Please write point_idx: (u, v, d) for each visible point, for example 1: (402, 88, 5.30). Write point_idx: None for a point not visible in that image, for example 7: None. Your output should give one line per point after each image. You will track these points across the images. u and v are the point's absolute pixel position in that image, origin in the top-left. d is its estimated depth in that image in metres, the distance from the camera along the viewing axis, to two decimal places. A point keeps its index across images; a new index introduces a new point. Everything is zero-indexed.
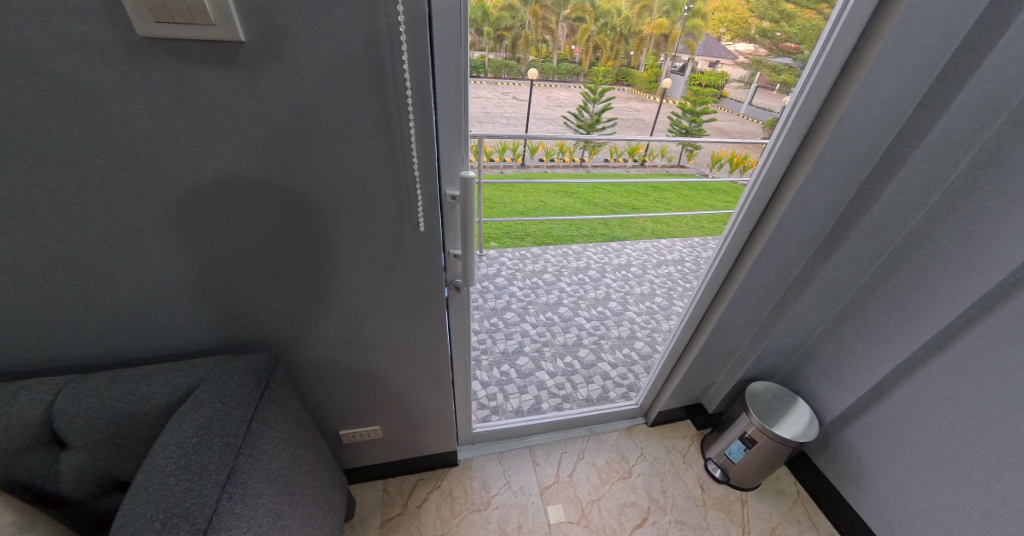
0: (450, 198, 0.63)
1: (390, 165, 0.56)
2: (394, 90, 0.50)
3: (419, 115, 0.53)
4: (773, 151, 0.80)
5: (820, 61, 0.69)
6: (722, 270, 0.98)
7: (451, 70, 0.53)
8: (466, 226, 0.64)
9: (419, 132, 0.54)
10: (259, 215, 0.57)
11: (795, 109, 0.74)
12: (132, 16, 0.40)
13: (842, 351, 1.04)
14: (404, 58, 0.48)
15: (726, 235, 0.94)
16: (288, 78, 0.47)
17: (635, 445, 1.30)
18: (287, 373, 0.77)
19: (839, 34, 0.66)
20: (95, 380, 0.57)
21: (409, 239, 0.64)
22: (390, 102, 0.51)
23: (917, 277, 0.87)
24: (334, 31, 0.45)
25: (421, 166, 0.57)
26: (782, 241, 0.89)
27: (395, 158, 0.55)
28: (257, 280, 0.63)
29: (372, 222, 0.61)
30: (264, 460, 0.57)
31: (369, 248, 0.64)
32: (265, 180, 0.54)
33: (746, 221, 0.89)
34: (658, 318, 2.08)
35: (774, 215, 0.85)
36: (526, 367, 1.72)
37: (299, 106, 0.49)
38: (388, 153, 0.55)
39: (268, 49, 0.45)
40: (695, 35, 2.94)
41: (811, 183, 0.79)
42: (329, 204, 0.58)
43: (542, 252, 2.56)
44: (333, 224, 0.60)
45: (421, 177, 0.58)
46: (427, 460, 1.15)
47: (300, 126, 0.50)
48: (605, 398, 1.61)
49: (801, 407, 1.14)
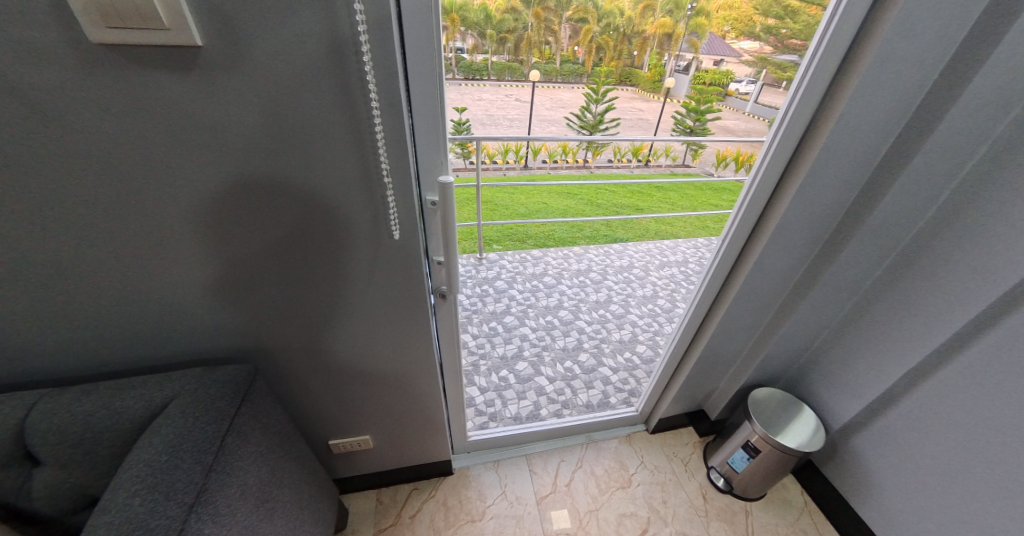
0: (431, 204, 0.62)
1: (364, 170, 0.54)
2: (363, 93, 0.48)
3: (391, 120, 0.51)
4: (771, 149, 0.77)
5: (818, 55, 0.66)
6: (721, 272, 0.94)
7: (425, 76, 0.51)
8: (448, 232, 0.63)
9: (390, 137, 0.52)
10: (231, 223, 0.55)
11: (792, 106, 0.71)
12: (84, 24, 0.39)
13: (847, 357, 1.00)
14: (370, 61, 0.46)
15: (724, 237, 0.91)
16: (249, 82, 0.45)
17: (635, 453, 1.27)
18: (271, 384, 0.75)
19: (838, 27, 0.63)
20: (69, 394, 0.56)
21: (388, 247, 0.62)
22: (359, 107, 0.49)
23: (924, 281, 0.83)
24: (294, 34, 0.43)
25: (396, 174, 0.55)
26: (780, 246, 0.86)
27: (368, 163, 0.54)
28: (235, 292, 0.61)
29: (349, 230, 0.59)
30: (239, 476, 0.55)
31: (346, 255, 0.62)
32: (234, 184, 0.52)
33: (744, 221, 0.86)
34: (660, 321, 2.05)
35: (774, 216, 0.82)
36: (525, 372, 1.69)
37: (263, 110, 0.47)
38: (361, 158, 0.53)
39: (226, 53, 0.43)
40: (699, 35, 2.97)
41: (811, 182, 0.76)
42: (304, 211, 0.56)
43: (543, 255, 2.54)
44: (309, 231, 0.58)
45: (394, 185, 0.56)
46: (421, 469, 1.12)
47: (266, 130, 0.48)
48: (606, 404, 1.58)
49: (807, 414, 1.10)
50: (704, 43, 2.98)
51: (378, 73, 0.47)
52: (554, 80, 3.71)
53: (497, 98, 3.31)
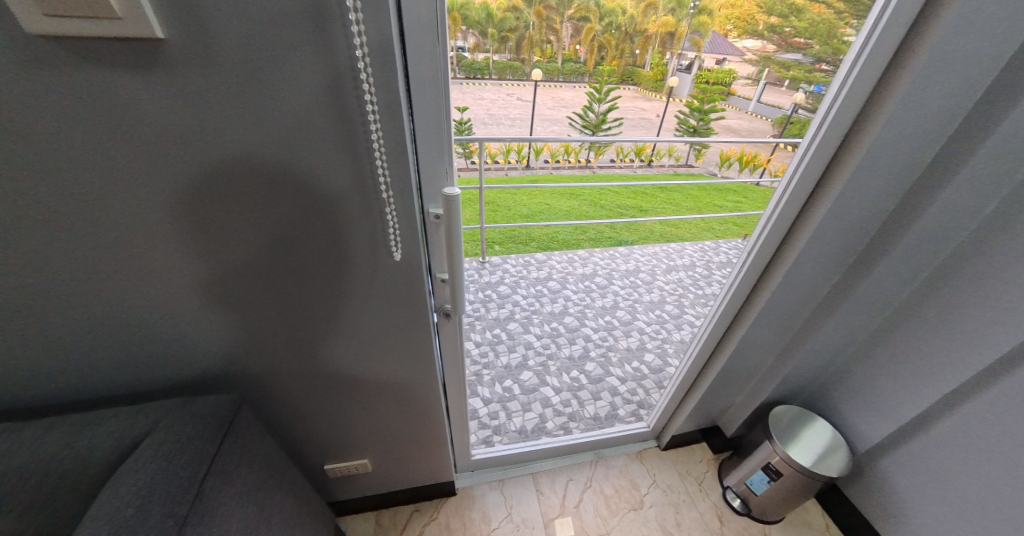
0: (434, 217, 0.57)
1: (360, 182, 0.48)
2: (357, 96, 0.42)
3: (389, 127, 0.45)
4: (804, 155, 0.70)
5: (863, 54, 0.59)
6: (744, 285, 0.88)
7: (427, 76, 0.46)
8: (453, 248, 0.57)
9: (388, 145, 0.46)
10: (212, 239, 0.49)
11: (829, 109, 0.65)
12: (20, 13, 0.33)
13: (875, 376, 0.94)
14: (363, 60, 0.41)
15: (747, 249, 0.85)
16: (225, 83, 0.39)
17: (647, 471, 1.21)
18: (262, 409, 0.70)
19: (888, 23, 0.56)
20: (30, 430, 0.50)
21: (387, 264, 0.57)
22: (353, 112, 0.43)
23: (965, 298, 0.77)
24: (276, 30, 0.37)
25: (395, 185, 0.50)
26: (809, 261, 0.79)
27: (365, 173, 0.48)
28: (217, 315, 0.55)
29: (344, 245, 0.54)
30: (218, 526, 0.49)
31: (342, 273, 0.57)
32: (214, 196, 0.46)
33: (772, 232, 0.80)
34: (668, 328, 1.99)
35: (804, 228, 0.76)
36: (530, 381, 1.63)
37: (244, 115, 0.41)
38: (357, 169, 0.47)
39: (198, 52, 0.37)
40: (701, 32, 2.93)
41: (849, 192, 0.69)
42: (294, 225, 0.51)
43: (547, 258, 2.48)
44: (301, 247, 0.53)
45: (393, 197, 0.51)
46: (423, 490, 1.06)
47: (248, 138, 0.43)
48: (614, 416, 1.52)
49: (818, 428, 1.05)
50: (707, 41, 3.03)
51: (374, 74, 0.42)
52: (558, 80, 3.66)
53: (500, 98, 3.28)
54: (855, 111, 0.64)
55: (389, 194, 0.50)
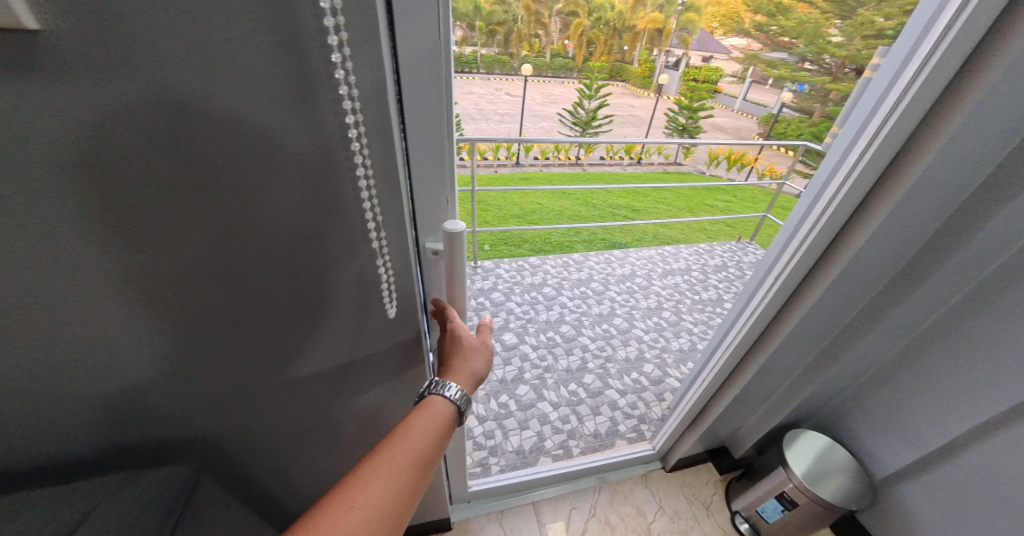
0: (431, 251, 0.50)
1: (345, 220, 0.40)
2: (338, 117, 0.34)
3: (379, 152, 0.37)
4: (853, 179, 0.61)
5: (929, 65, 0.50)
6: (768, 315, 0.80)
7: (426, 91, 0.38)
8: (454, 287, 0.51)
9: (379, 174, 0.38)
10: (141, 304, 0.37)
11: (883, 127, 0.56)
12: None
13: (898, 402, 0.88)
14: (347, 71, 0.31)
15: (771, 274, 0.78)
16: (154, 105, 0.29)
17: (653, 496, 1.15)
18: (225, 474, 0.58)
19: (960, 32, 0.47)
20: None
21: (375, 307, 0.48)
22: (332, 135, 0.34)
23: (1004, 326, 0.71)
24: (224, 29, 0.27)
25: (386, 218, 0.41)
26: (844, 289, 0.72)
27: (347, 208, 0.39)
28: (162, 388, 0.44)
29: (323, 291, 0.45)
30: None
31: (321, 322, 0.47)
32: (148, 249, 0.35)
33: (807, 262, 0.71)
34: (667, 337, 1.94)
35: (836, 255, 0.68)
36: (527, 397, 1.55)
37: (187, 145, 0.31)
38: (336, 205, 0.39)
39: (104, 58, 0.26)
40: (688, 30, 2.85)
41: (897, 217, 0.61)
42: (258, 272, 0.41)
43: (541, 262, 2.40)
44: (267, 297, 0.43)
45: (383, 233, 0.42)
46: (416, 527, 0.98)
47: (195, 172, 0.33)
48: (615, 432, 1.46)
49: (813, 443, 1.01)
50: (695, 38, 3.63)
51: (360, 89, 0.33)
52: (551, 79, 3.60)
53: None
54: (911, 129, 0.55)
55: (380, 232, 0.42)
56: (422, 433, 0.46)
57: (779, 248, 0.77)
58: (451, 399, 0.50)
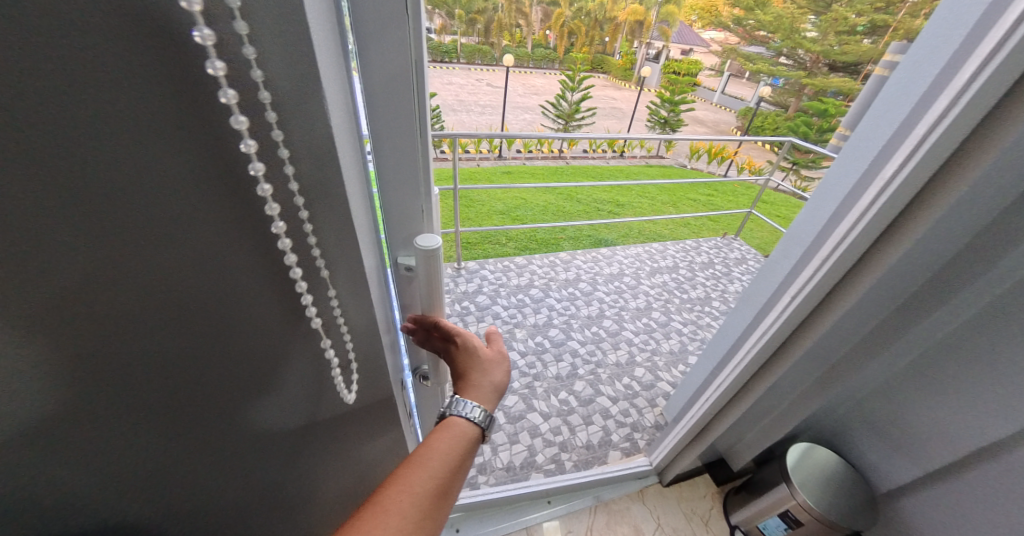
0: (405, 268, 0.50)
1: (268, 271, 0.31)
2: (240, 152, 0.25)
3: (311, 174, 0.30)
4: (882, 201, 0.56)
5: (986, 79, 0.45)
6: (779, 335, 0.75)
7: (400, 104, 0.37)
8: (433, 304, 0.51)
9: (318, 211, 0.32)
10: None
11: (922, 147, 0.51)
12: None
13: (903, 418, 0.84)
14: (263, 82, 0.24)
15: (788, 293, 0.72)
16: (46, 173, 0.18)
17: (651, 515, 1.10)
18: None
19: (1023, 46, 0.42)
20: None
21: (322, 377, 0.42)
22: (243, 174, 0.26)
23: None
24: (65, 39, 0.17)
25: (329, 261, 0.35)
26: (861, 310, 0.67)
27: (274, 261, 0.31)
28: None
29: (262, 377, 0.35)
30: None
31: (263, 413, 0.37)
32: (86, 386, 0.23)
33: (825, 284, 0.66)
34: (657, 338, 1.90)
35: (862, 277, 0.62)
36: (516, 408, 1.49)
37: (100, 221, 0.21)
38: (263, 265, 0.30)
39: None
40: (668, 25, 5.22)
41: (926, 234, 0.56)
42: (162, 395, 0.28)
43: (527, 263, 2.33)
44: (188, 417, 0.31)
45: (329, 283, 0.36)
46: None
47: (124, 258, 0.22)
48: (608, 443, 1.41)
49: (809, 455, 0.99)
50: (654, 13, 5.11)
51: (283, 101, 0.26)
52: None
53: None
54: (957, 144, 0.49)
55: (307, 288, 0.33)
56: (440, 458, 0.38)
57: (797, 264, 0.71)
58: (475, 421, 0.42)
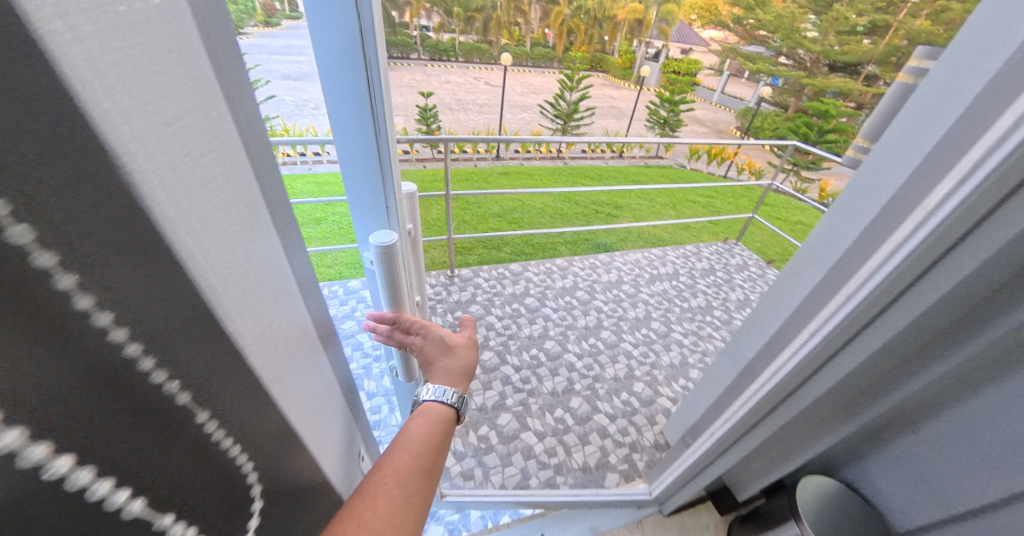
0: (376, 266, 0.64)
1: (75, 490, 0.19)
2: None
3: (132, 306, 0.20)
4: (913, 239, 0.51)
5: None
6: (796, 374, 0.71)
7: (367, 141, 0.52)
8: (399, 302, 0.64)
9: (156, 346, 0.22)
10: None
11: (966, 186, 0.45)
12: None
13: (926, 455, 0.76)
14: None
15: (808, 328, 0.67)
16: None
17: None
18: None
19: None
20: None
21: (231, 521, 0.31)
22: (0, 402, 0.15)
23: None
24: None
25: (195, 390, 0.25)
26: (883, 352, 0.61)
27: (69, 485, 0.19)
28: None
29: None
30: None
31: None
32: None
33: (847, 325, 0.61)
34: (657, 350, 1.83)
35: (890, 316, 0.57)
36: (508, 427, 1.42)
37: None
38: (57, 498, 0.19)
39: None
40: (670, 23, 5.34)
41: (960, 273, 0.50)
42: None
43: (522, 270, 2.26)
44: None
45: (189, 430, 0.25)
46: None
47: None
48: (605, 465, 1.33)
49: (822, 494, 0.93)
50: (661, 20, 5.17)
51: (80, 233, 0.17)
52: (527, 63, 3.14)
53: None
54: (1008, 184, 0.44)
55: (126, 480, 0.21)
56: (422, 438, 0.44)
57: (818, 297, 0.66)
58: (449, 402, 0.51)
